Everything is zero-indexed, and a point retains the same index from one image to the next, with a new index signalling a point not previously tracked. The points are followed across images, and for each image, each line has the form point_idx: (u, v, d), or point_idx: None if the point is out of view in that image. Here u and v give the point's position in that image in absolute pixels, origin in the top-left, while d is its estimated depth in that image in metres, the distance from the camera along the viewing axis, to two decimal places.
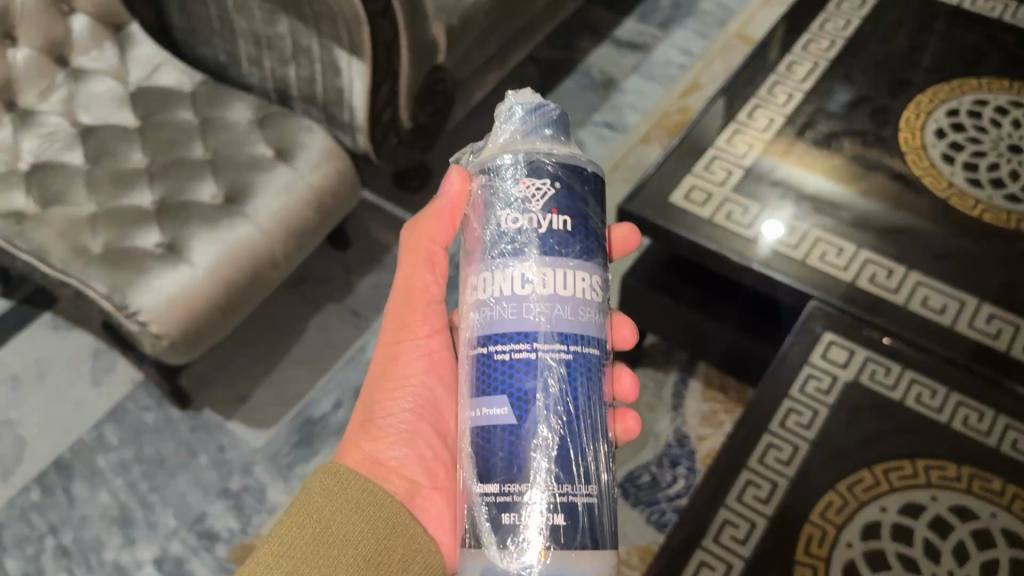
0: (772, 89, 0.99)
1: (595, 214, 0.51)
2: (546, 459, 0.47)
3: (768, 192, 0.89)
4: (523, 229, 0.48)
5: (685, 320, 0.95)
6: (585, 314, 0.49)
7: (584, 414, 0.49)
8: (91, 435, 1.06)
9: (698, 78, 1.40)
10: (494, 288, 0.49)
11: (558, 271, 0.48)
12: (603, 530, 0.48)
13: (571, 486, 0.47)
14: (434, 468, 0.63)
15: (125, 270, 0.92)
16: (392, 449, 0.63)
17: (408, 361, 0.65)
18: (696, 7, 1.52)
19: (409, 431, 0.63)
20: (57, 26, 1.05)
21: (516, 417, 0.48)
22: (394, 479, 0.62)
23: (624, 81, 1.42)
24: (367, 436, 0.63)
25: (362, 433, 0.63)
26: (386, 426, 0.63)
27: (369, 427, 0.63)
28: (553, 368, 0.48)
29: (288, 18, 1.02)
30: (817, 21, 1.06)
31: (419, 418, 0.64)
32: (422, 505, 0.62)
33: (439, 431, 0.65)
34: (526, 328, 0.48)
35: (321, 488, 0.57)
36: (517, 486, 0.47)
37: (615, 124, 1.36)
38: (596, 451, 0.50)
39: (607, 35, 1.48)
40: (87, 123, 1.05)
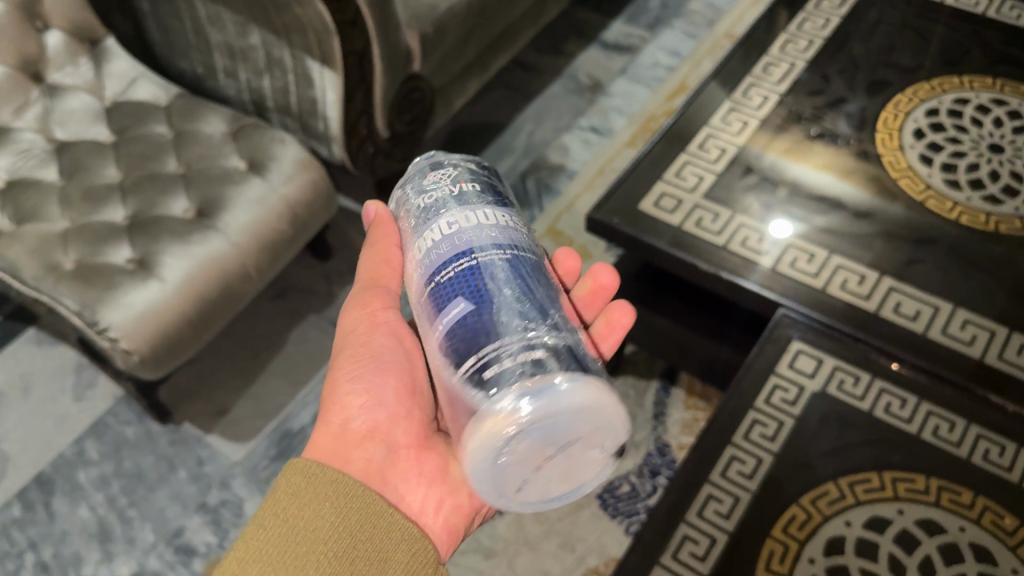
0: (747, 91, 0.97)
1: (499, 186, 0.55)
2: (512, 320, 0.46)
3: (741, 198, 0.88)
4: (436, 194, 0.52)
5: (676, 336, 0.95)
6: (513, 231, 0.51)
7: (542, 296, 0.49)
8: (72, 450, 1.06)
9: (687, 79, 1.38)
10: (427, 241, 0.51)
11: (476, 208, 0.51)
12: (589, 365, 0.45)
13: (541, 331, 0.46)
14: (408, 425, 0.62)
15: (94, 286, 0.92)
16: (361, 415, 0.61)
17: (373, 334, 0.64)
18: (685, 7, 1.50)
19: (378, 395, 0.62)
20: (32, 42, 1.05)
21: (472, 299, 0.47)
22: (371, 444, 0.60)
23: (611, 84, 1.40)
24: (337, 408, 0.61)
25: (329, 404, 0.61)
26: (353, 394, 0.61)
27: (337, 397, 0.61)
28: (496, 262, 0.48)
29: (259, 30, 1.02)
30: (796, 21, 1.04)
31: (390, 387, 0.62)
32: (405, 466, 0.61)
33: (410, 395, 0.63)
34: (458, 243, 0.49)
35: (288, 487, 0.54)
36: (490, 345, 0.45)
37: (601, 127, 1.34)
38: (562, 317, 0.48)
39: (595, 38, 1.47)
40: (63, 139, 1.05)
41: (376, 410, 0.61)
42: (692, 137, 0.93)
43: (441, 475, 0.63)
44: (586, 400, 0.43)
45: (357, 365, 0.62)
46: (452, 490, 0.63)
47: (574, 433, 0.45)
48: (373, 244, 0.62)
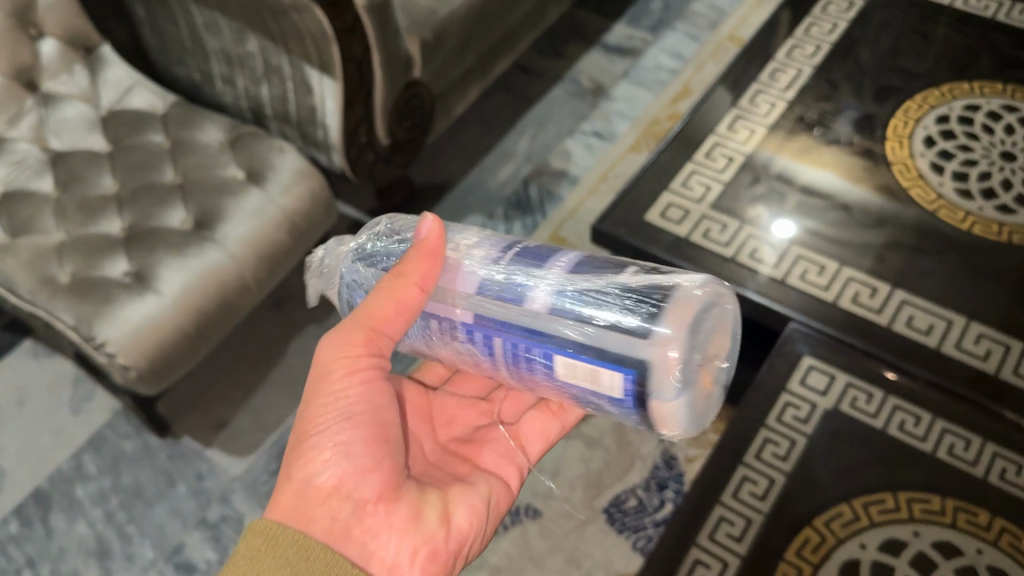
0: (753, 98, 0.96)
1: None
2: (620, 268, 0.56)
3: (749, 209, 0.86)
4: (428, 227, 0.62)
5: None
6: None
7: None
8: (69, 465, 1.05)
9: (690, 82, 1.37)
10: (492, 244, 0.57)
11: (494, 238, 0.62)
12: None
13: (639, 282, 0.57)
14: (377, 478, 0.57)
15: (90, 301, 0.90)
16: (327, 470, 0.56)
17: (347, 378, 0.58)
18: (687, 8, 1.48)
19: (347, 446, 0.57)
20: (26, 50, 1.03)
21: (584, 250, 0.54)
22: (337, 502, 0.56)
23: (613, 88, 1.38)
24: (303, 464, 0.56)
25: (294, 457, 0.57)
26: (319, 448, 0.56)
27: (302, 449, 0.56)
28: None
29: (257, 37, 1.00)
30: (802, 25, 1.03)
31: (363, 438, 0.57)
32: (372, 523, 0.56)
33: (381, 442, 0.58)
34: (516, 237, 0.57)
35: (248, 550, 0.54)
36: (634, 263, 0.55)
37: (603, 132, 1.33)
38: None
39: (596, 40, 1.45)
40: (58, 148, 1.03)
41: (344, 464, 0.56)
42: (698, 145, 0.91)
43: (413, 527, 0.58)
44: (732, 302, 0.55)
45: (328, 413, 0.57)
46: (425, 540, 0.58)
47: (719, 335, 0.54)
48: (389, 279, 0.56)
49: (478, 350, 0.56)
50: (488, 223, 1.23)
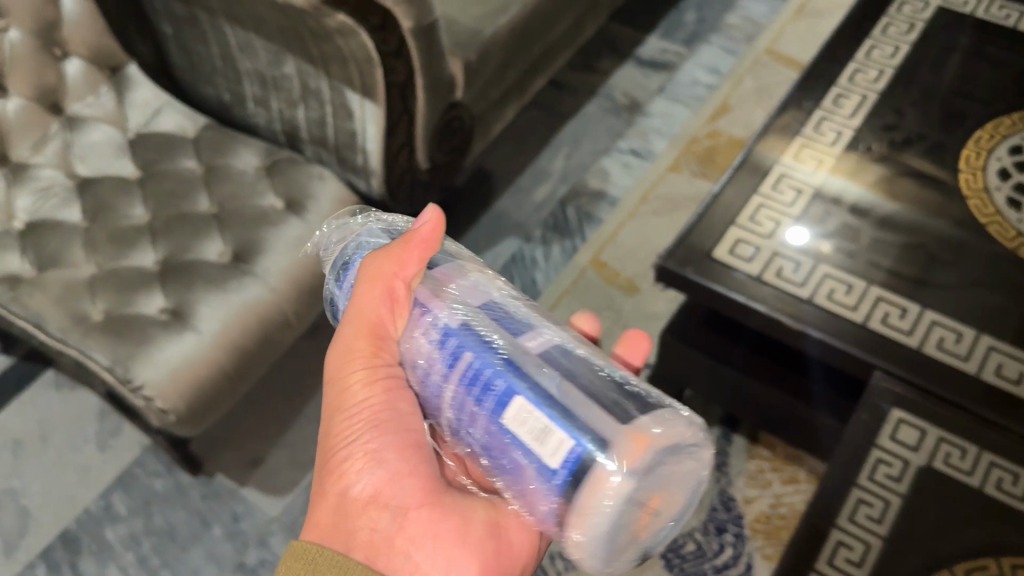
0: (818, 125, 0.91)
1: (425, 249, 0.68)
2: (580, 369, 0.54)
3: (822, 246, 0.82)
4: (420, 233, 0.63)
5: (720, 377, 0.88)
6: None
7: None
8: (98, 505, 1.00)
9: (729, 98, 1.33)
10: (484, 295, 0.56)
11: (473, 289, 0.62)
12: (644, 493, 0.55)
13: None
14: (416, 483, 0.58)
15: (126, 341, 0.85)
16: (361, 480, 0.57)
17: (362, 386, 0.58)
18: (722, 21, 1.44)
19: (375, 452, 0.57)
20: (50, 71, 0.98)
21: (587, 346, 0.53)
22: (375, 512, 0.57)
23: (649, 104, 1.34)
24: (337, 477, 0.58)
25: (328, 471, 0.59)
26: (352, 459, 0.58)
27: (333, 464, 0.58)
28: None
29: (295, 59, 0.95)
30: (864, 47, 0.98)
31: (387, 445, 0.58)
32: (414, 529, 0.57)
33: (412, 442, 0.58)
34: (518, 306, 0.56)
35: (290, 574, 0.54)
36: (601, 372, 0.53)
37: (641, 150, 1.29)
38: None
39: (629, 54, 1.41)
40: (84, 174, 0.98)
41: (376, 472, 0.57)
42: (764, 177, 0.87)
43: (456, 526, 0.58)
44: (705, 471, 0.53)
45: (352, 422, 0.58)
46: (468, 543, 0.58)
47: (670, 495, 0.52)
48: (387, 251, 0.56)
49: (443, 360, 0.52)
50: (526, 246, 1.19)
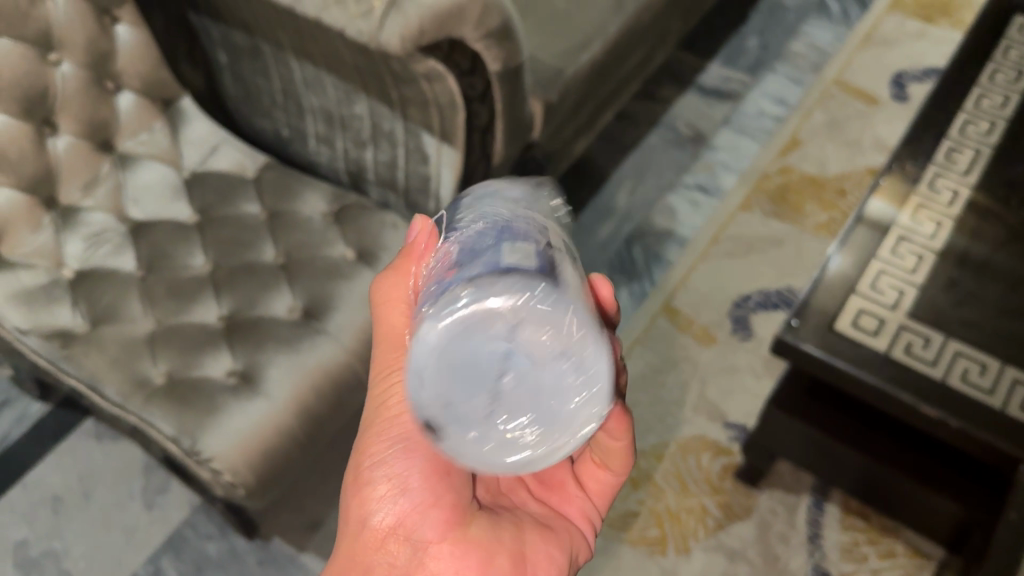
0: (932, 182, 0.85)
1: None
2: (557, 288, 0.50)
3: (950, 320, 0.76)
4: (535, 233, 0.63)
5: (818, 443, 0.82)
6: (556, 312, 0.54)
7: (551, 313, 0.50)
8: (147, 570, 0.94)
9: (798, 132, 1.28)
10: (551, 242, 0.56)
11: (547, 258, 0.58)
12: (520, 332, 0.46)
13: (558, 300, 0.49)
14: (438, 515, 0.60)
15: (193, 409, 0.78)
16: (383, 507, 0.60)
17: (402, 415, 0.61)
18: (787, 48, 1.39)
19: (400, 480, 0.60)
20: (102, 106, 0.91)
21: (588, 315, 0.48)
22: (394, 544, 0.60)
23: (714, 136, 1.29)
24: (361, 500, 0.61)
25: (357, 489, 0.62)
26: (377, 486, 0.61)
27: (362, 485, 0.61)
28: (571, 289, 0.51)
29: (368, 99, 0.89)
30: (973, 95, 0.92)
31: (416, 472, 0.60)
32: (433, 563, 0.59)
33: (442, 471, 0.60)
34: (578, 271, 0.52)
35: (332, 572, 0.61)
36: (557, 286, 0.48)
37: (708, 186, 1.23)
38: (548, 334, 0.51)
39: (690, 81, 1.35)
40: (138, 218, 0.91)
41: (397, 502, 0.60)
42: (892, 221, 0.82)
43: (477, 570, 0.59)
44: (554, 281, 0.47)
45: (385, 443, 0.61)
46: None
47: (473, 411, 0.49)
48: (398, 270, 0.62)
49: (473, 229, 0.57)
50: None
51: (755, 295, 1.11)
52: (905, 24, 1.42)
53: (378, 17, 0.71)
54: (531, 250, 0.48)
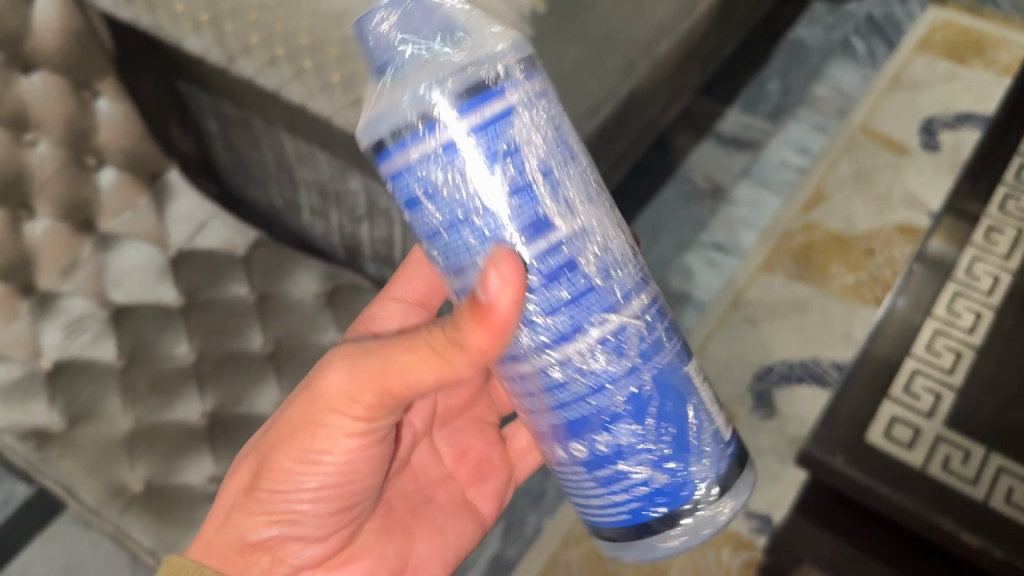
0: (970, 267, 0.78)
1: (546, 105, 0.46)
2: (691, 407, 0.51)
3: (990, 430, 0.70)
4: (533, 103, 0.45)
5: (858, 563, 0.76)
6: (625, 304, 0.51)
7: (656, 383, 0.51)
8: None
9: (823, 185, 1.21)
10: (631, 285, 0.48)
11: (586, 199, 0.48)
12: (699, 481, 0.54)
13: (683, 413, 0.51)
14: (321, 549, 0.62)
15: (173, 521, 0.74)
16: (269, 530, 0.59)
17: (333, 455, 0.57)
18: (810, 92, 1.33)
19: (297, 512, 0.59)
20: (83, 185, 0.85)
21: None
22: (268, 564, 0.60)
23: (733, 189, 1.22)
24: (249, 511, 0.58)
25: (249, 500, 0.58)
26: (272, 504, 0.58)
27: (258, 497, 0.58)
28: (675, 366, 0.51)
29: (362, 176, 0.83)
30: (1014, 166, 0.86)
31: (319, 501, 0.59)
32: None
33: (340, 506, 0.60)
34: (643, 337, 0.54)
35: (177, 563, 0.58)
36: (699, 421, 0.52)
37: (727, 245, 1.17)
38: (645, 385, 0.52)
39: (708, 129, 1.29)
40: (121, 303, 0.87)
41: (285, 529, 0.59)
42: (930, 302, 0.76)
43: None
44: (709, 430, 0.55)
45: (293, 466, 0.57)
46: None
47: None
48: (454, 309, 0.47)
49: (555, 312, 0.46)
50: None
51: (778, 367, 1.05)
52: (935, 64, 1.35)
53: (366, 108, 0.66)
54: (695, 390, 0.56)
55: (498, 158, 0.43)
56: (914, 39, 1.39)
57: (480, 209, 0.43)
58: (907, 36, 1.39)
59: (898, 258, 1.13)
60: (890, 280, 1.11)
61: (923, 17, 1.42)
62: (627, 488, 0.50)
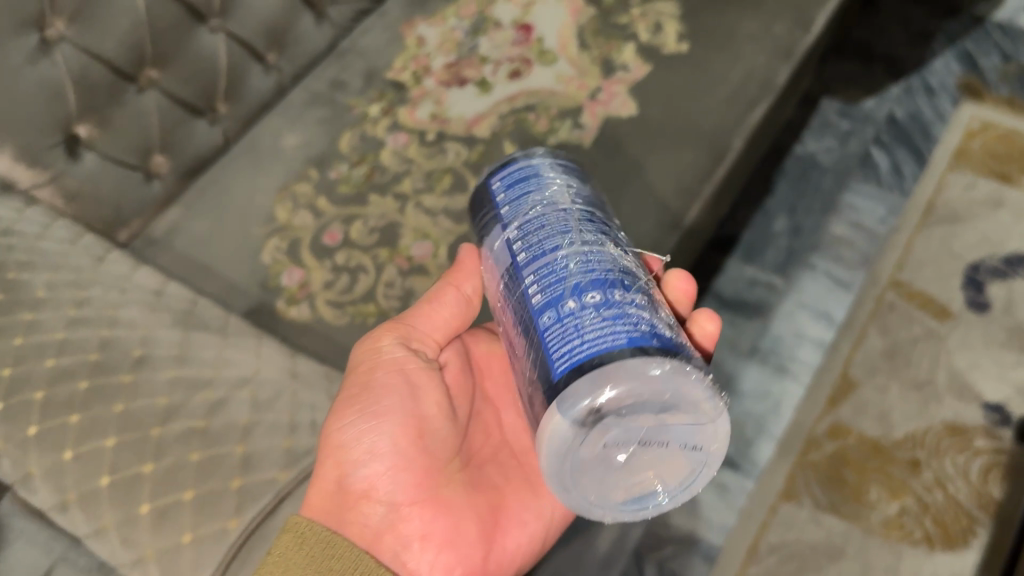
0: None
1: None
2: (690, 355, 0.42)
3: None
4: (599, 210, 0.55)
5: None
6: None
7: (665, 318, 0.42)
8: None
9: (850, 368, 0.99)
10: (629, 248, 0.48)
11: None
12: (705, 437, 0.41)
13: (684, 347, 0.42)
14: (408, 480, 0.49)
15: None
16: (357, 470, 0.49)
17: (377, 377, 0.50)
18: (827, 233, 1.10)
19: (369, 444, 0.49)
20: None
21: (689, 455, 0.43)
22: (365, 508, 0.48)
23: (742, 376, 1.00)
24: (350, 511, 0.48)
25: (323, 459, 0.49)
26: (347, 447, 0.49)
27: (329, 450, 0.49)
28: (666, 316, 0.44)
29: None
30: None
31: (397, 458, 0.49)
32: (406, 527, 0.49)
33: (418, 437, 0.50)
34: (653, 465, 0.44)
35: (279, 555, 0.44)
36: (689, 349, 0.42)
37: (740, 460, 0.94)
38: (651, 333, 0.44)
39: (707, 290, 1.07)
40: None
41: (369, 467, 0.49)
42: None
43: (443, 526, 0.50)
44: (697, 449, 0.41)
45: (352, 408, 0.50)
46: (459, 559, 0.50)
47: (603, 461, 0.40)
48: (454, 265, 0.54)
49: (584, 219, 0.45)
50: None
51: None
52: (975, 185, 1.12)
53: None
54: (691, 451, 0.41)
55: (574, 176, 0.49)
56: (947, 151, 1.15)
57: (572, 186, 0.48)
58: (939, 146, 1.16)
59: (958, 503, 0.89)
60: (947, 536, 0.87)
61: (956, 118, 1.19)
62: (654, 318, 0.40)
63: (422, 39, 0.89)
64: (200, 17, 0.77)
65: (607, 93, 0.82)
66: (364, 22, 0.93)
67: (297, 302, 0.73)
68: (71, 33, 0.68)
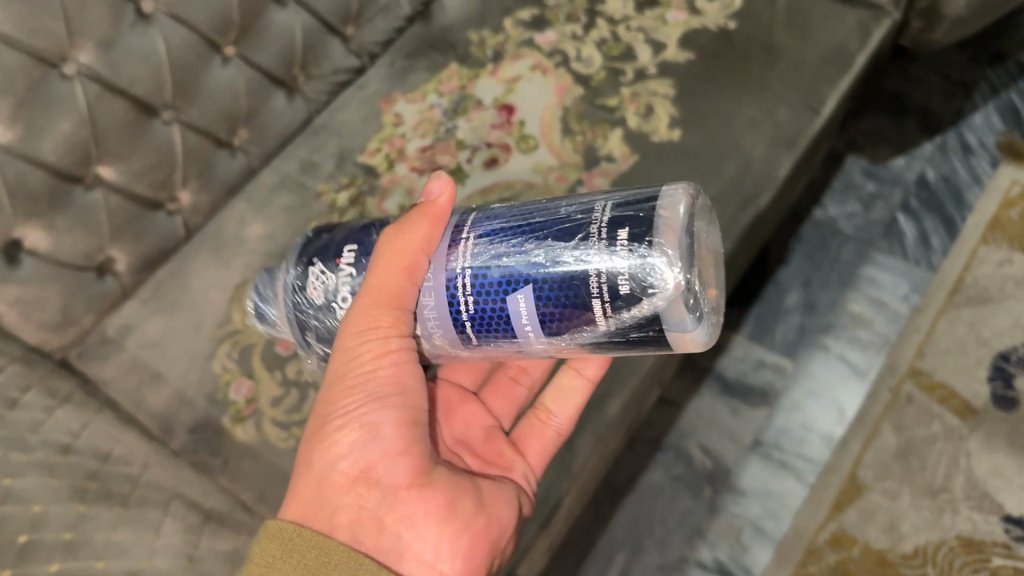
0: None
1: None
2: None
3: None
4: None
5: None
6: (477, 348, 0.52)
7: None
8: None
9: (859, 469, 0.91)
10: None
11: None
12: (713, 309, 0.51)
13: None
14: (407, 464, 0.51)
15: None
16: (349, 457, 0.50)
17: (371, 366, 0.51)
18: (843, 310, 1.02)
19: (366, 428, 0.50)
20: None
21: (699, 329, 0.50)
22: (364, 489, 0.50)
23: (741, 472, 0.93)
24: (347, 494, 0.50)
25: (315, 447, 0.51)
26: (342, 433, 0.50)
27: (323, 434, 0.51)
28: None
29: None
30: None
31: (394, 443, 0.50)
32: (406, 507, 0.50)
33: (411, 422, 0.51)
34: (639, 324, 0.45)
35: (266, 557, 0.47)
36: None
37: (733, 567, 0.88)
38: None
39: (709, 373, 1.00)
40: None
41: (363, 452, 0.50)
42: None
43: (440, 503, 0.51)
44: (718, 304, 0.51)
45: (348, 396, 0.51)
46: (456, 535, 0.51)
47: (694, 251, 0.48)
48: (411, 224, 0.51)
49: None
50: None
51: None
52: (1009, 262, 1.03)
53: None
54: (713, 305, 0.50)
55: None
56: (981, 221, 1.06)
57: None
58: (972, 215, 1.07)
59: None
60: None
61: (993, 183, 1.09)
62: None
63: (399, 118, 0.84)
64: (151, 110, 0.72)
65: (587, 187, 0.77)
66: (342, 96, 0.88)
67: (242, 420, 0.69)
68: (4, 137, 0.63)
